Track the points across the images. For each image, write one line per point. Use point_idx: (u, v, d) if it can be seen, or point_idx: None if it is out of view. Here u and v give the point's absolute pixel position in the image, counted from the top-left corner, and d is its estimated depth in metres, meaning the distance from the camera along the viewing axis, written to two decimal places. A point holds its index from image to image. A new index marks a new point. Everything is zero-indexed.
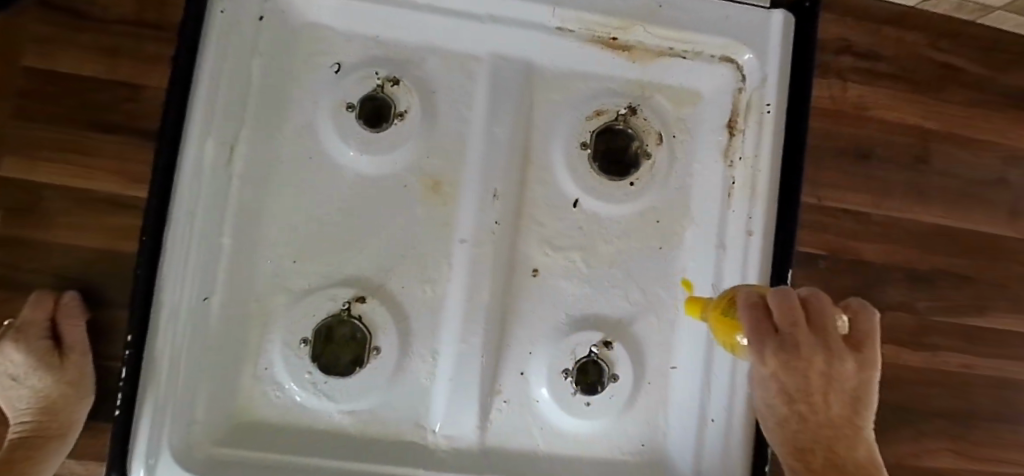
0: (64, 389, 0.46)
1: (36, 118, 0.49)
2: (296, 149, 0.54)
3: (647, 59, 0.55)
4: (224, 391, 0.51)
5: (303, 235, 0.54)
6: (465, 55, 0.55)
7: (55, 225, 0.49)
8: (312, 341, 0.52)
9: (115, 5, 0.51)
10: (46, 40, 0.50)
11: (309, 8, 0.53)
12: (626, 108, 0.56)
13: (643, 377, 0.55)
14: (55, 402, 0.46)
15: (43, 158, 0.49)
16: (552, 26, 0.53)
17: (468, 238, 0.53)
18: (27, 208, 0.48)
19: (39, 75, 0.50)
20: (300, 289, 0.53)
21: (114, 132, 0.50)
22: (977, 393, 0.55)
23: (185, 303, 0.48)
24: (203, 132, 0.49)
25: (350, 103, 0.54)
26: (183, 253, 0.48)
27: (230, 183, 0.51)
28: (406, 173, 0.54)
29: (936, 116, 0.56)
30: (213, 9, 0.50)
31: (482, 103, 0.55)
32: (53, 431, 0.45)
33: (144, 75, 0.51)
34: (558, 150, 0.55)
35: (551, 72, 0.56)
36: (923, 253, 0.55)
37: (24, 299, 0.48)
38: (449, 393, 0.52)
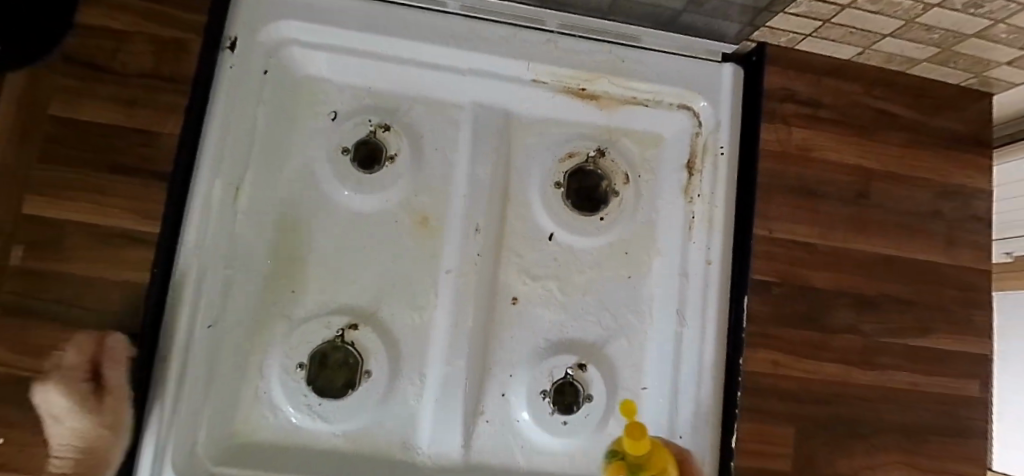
0: (101, 431, 0.46)
1: (57, 161, 0.54)
2: (295, 188, 0.60)
3: (613, 107, 0.62)
4: (226, 413, 0.56)
5: (301, 268, 0.58)
6: (450, 103, 0.62)
7: (74, 260, 0.53)
8: (307, 366, 0.57)
9: (134, 59, 0.56)
10: (69, 91, 0.55)
11: (310, 63, 0.60)
12: (595, 151, 0.63)
13: (616, 398, 0.60)
14: (92, 442, 0.45)
15: (64, 197, 0.54)
16: (528, 78, 0.59)
17: (453, 268, 0.58)
18: (47, 243, 0.53)
19: (62, 123, 0.55)
20: (297, 317, 0.58)
21: (126, 173, 0.54)
22: (927, 410, 0.59)
23: (192, 331, 0.52)
24: (212, 173, 0.53)
25: (344, 147, 0.59)
26: (191, 284, 0.52)
27: (235, 220, 0.56)
28: (397, 210, 0.60)
29: (875, 156, 0.62)
30: (224, 63, 0.55)
31: (465, 146, 0.60)
32: (89, 467, 0.45)
33: (157, 123, 0.55)
34: (534, 189, 0.61)
35: (527, 119, 0.63)
36: (867, 280, 0.60)
37: (39, 327, 0.52)
38: (434, 414, 0.56)
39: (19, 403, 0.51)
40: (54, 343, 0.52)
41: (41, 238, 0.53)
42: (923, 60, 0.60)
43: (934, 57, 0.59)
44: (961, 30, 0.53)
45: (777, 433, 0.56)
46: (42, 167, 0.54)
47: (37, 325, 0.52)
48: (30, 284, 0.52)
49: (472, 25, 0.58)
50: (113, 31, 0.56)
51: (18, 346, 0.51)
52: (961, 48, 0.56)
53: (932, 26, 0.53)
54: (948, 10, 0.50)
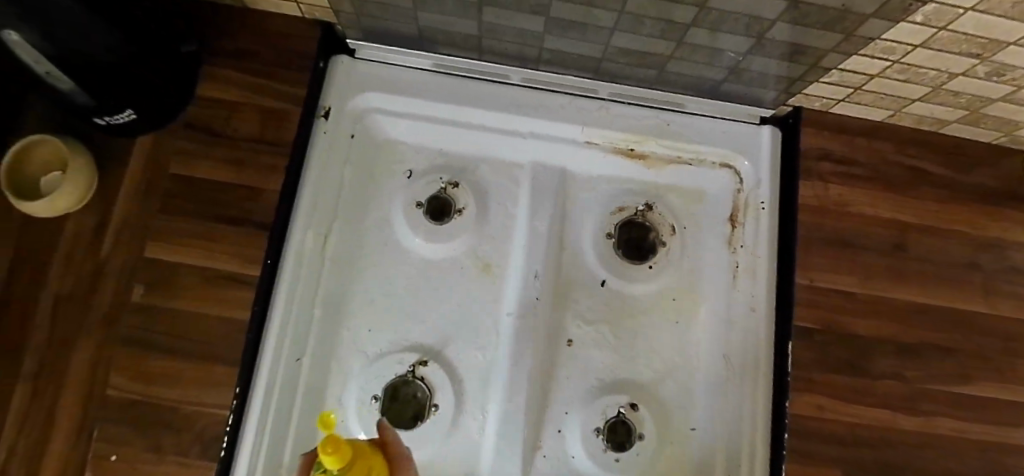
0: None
1: (172, 211, 0.62)
2: (374, 237, 0.67)
3: (660, 165, 0.68)
4: (307, 439, 0.61)
5: (377, 308, 0.65)
6: (511, 162, 0.69)
7: (184, 299, 0.60)
8: (381, 398, 0.62)
9: (242, 125, 0.64)
10: (188, 152, 0.63)
11: (390, 128, 0.68)
12: (643, 206, 0.68)
13: (665, 437, 0.63)
14: None
15: (178, 243, 0.61)
16: (581, 141, 0.67)
17: (514, 311, 0.64)
18: (163, 283, 0.60)
19: (179, 179, 0.63)
20: (372, 353, 0.64)
21: (234, 224, 0.61)
22: (976, 458, 0.60)
23: (282, 362, 0.59)
24: (305, 225, 0.62)
25: (418, 201, 0.67)
26: (283, 321, 0.60)
27: (322, 265, 0.63)
28: (463, 257, 0.66)
29: (910, 210, 0.65)
30: (319, 130, 0.64)
31: (525, 202, 0.67)
32: None
33: (263, 180, 0.63)
34: (587, 239, 0.67)
35: (580, 175, 0.69)
36: (908, 328, 0.63)
37: (152, 358, 0.59)
38: (496, 447, 0.60)
39: (132, 425, 0.57)
40: (164, 373, 0.58)
41: (158, 278, 0.60)
42: (953, 122, 0.64)
43: (964, 118, 0.63)
44: (986, 95, 0.57)
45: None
46: (161, 217, 0.62)
47: (150, 357, 0.59)
48: (147, 320, 0.60)
49: (534, 95, 0.67)
50: (226, 102, 0.65)
51: (135, 375, 0.59)
52: (988, 110, 0.60)
53: (958, 92, 0.58)
54: (972, 78, 0.55)
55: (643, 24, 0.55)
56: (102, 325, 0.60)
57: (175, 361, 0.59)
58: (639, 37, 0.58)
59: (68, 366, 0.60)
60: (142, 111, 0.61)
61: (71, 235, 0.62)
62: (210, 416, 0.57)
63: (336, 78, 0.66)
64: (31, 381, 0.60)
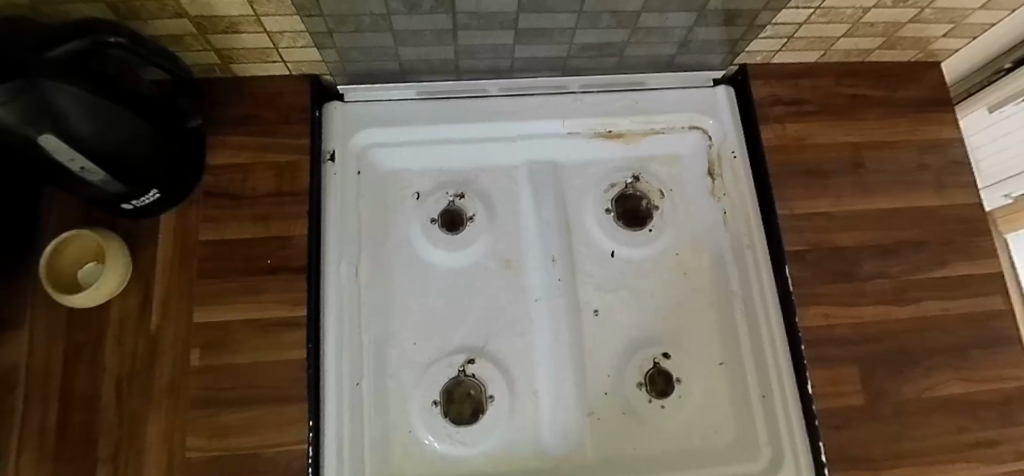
0: None
1: (212, 274, 0.66)
2: (400, 257, 0.73)
3: (638, 139, 0.75)
4: (382, 455, 0.65)
5: (419, 322, 0.70)
6: (507, 167, 0.75)
7: (240, 350, 0.64)
8: (441, 401, 0.67)
9: (259, 183, 0.69)
10: (214, 218, 0.68)
11: (392, 159, 0.74)
12: (631, 178, 0.76)
13: (699, 376, 0.70)
14: None
15: (224, 301, 0.65)
16: (565, 132, 0.74)
17: (541, 295, 0.70)
18: (218, 342, 0.64)
19: (212, 243, 0.67)
20: (423, 362, 0.69)
21: (273, 272, 0.66)
22: (964, 328, 0.69)
23: (346, 389, 0.64)
24: (338, 260, 0.67)
25: (433, 218, 0.73)
26: (337, 351, 0.64)
27: (361, 292, 0.68)
28: (485, 258, 0.72)
29: (859, 132, 0.75)
30: (329, 172, 0.70)
31: (528, 198, 0.74)
32: None
33: (289, 227, 0.67)
34: (591, 218, 0.74)
35: (570, 164, 0.76)
36: (881, 232, 0.71)
37: (222, 412, 0.62)
38: (555, 419, 0.66)
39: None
40: (236, 422, 0.61)
41: (212, 338, 0.64)
42: (875, 50, 0.74)
43: (883, 45, 0.73)
44: (897, 20, 0.67)
45: (844, 373, 0.66)
46: (203, 281, 0.66)
47: (219, 411, 0.62)
48: (209, 379, 0.63)
49: (514, 101, 0.74)
50: (239, 165, 0.70)
51: (208, 431, 0.61)
52: (901, 33, 0.70)
53: (873, 23, 0.67)
54: (883, 9, 0.64)
55: (600, 19, 0.63)
56: (168, 393, 0.63)
57: (243, 409, 0.62)
58: (599, 31, 0.65)
59: (143, 440, 0.62)
60: (164, 187, 0.65)
61: (119, 316, 0.65)
62: (290, 452, 0.60)
63: (333, 123, 0.72)
64: (111, 464, 0.61)
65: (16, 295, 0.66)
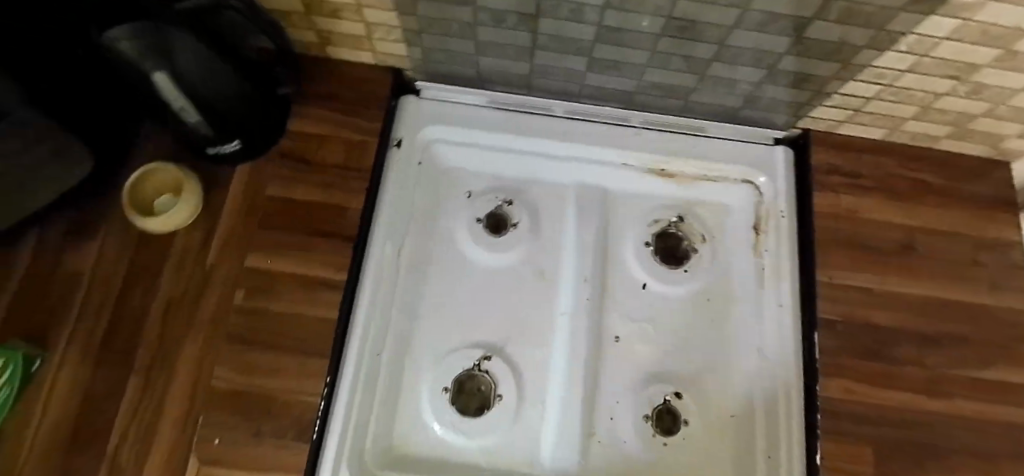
0: None
1: (270, 227, 0.72)
2: (442, 248, 0.76)
3: (688, 182, 0.77)
4: (386, 427, 0.68)
5: (446, 311, 0.73)
6: (558, 185, 0.78)
7: (281, 300, 0.69)
8: (451, 390, 0.69)
9: (329, 154, 0.75)
10: (283, 177, 0.74)
11: (453, 156, 0.79)
12: (676, 218, 0.77)
13: (707, 422, 0.69)
14: None
15: (276, 253, 0.71)
16: (619, 162, 0.77)
17: (566, 310, 0.72)
18: (263, 288, 0.69)
19: (277, 199, 0.73)
20: (442, 350, 0.71)
21: (326, 236, 0.71)
22: (996, 436, 0.66)
23: (366, 356, 0.67)
24: (384, 237, 0.72)
25: (478, 218, 0.77)
26: (365, 320, 0.68)
27: (399, 272, 0.72)
28: (520, 265, 0.75)
29: (914, 216, 0.74)
30: (394, 156, 0.76)
31: (572, 217, 0.76)
32: None
33: (349, 198, 0.73)
34: (628, 248, 0.76)
35: (619, 193, 0.78)
36: (922, 318, 0.70)
37: (251, 353, 0.67)
38: (556, 430, 0.67)
39: (229, 416, 0.64)
40: (261, 363, 0.66)
41: (258, 284, 0.69)
42: (944, 138, 0.74)
43: (952, 135, 0.73)
44: (970, 111, 0.67)
45: (858, 453, 0.64)
46: (262, 232, 0.72)
47: (249, 351, 0.67)
48: (247, 320, 0.68)
49: (577, 124, 0.77)
50: (315, 134, 0.76)
51: (236, 367, 0.66)
52: (973, 126, 0.70)
53: (944, 110, 0.67)
54: (955, 97, 0.65)
55: (671, 61, 0.67)
56: (209, 325, 0.68)
57: (270, 353, 0.66)
58: (668, 72, 0.69)
59: (176, 361, 0.67)
60: (246, 140, 0.72)
61: (182, 247, 0.72)
62: (306, 403, 0.64)
63: (406, 113, 0.78)
64: (143, 377, 0.66)
65: (103, 211, 0.74)
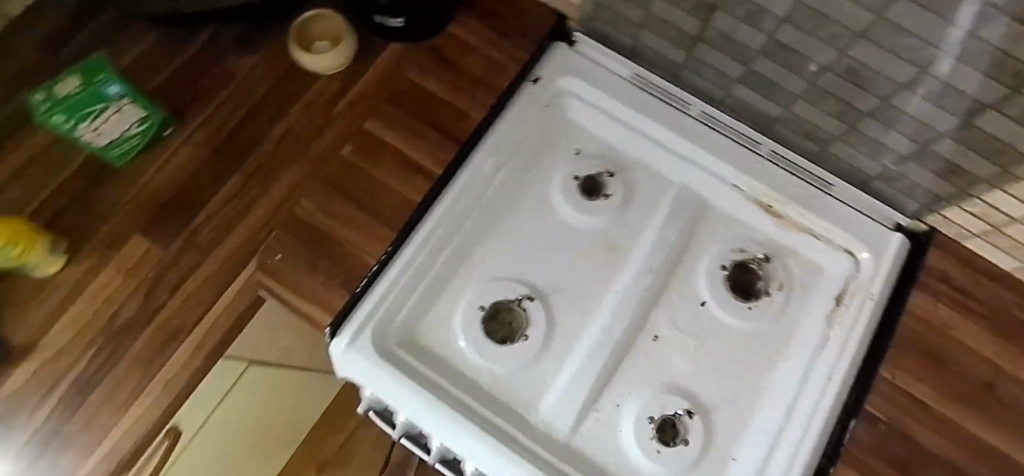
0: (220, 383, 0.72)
1: (396, 102, 0.77)
2: (533, 188, 0.77)
3: (790, 228, 0.75)
4: (417, 316, 0.70)
5: (512, 243, 0.75)
6: (664, 178, 0.78)
7: (380, 166, 0.74)
8: (486, 311, 0.71)
9: (473, 64, 0.79)
10: (425, 66, 0.79)
11: (578, 111, 0.80)
12: (762, 256, 0.75)
13: (708, 453, 0.67)
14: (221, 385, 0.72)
15: (393, 127, 0.76)
16: (730, 182, 0.76)
17: (621, 290, 0.73)
18: (369, 151, 0.74)
19: (412, 82, 0.78)
20: (493, 274, 0.73)
21: (440, 131, 0.76)
22: None
23: (427, 246, 0.70)
24: (488, 153, 0.74)
25: (576, 176, 0.77)
26: (440, 214, 0.71)
27: (487, 189, 0.74)
28: (596, 233, 0.75)
29: (1009, 360, 0.69)
30: (526, 86, 0.77)
31: (664, 211, 0.76)
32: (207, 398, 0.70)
33: (475, 108, 0.77)
34: (703, 263, 0.75)
35: (718, 210, 0.77)
36: (970, 458, 0.65)
37: (337, 199, 0.72)
38: (562, 389, 0.69)
39: (299, 242, 0.70)
40: (341, 211, 0.71)
41: (366, 145, 0.75)
42: None
43: None
44: None
45: None
46: (388, 103, 0.77)
47: (336, 197, 0.72)
48: (344, 170, 0.73)
49: (706, 129, 0.77)
50: (467, 42, 0.80)
51: (320, 205, 0.72)
52: None
53: None
54: None
55: (825, 100, 0.66)
56: (313, 162, 0.74)
57: (351, 206, 0.72)
58: (818, 113, 0.69)
59: (276, 178, 0.74)
60: (410, 20, 0.76)
61: (317, 89, 0.79)
62: (365, 260, 0.70)
63: (556, 55, 0.79)
64: (244, 178, 0.74)
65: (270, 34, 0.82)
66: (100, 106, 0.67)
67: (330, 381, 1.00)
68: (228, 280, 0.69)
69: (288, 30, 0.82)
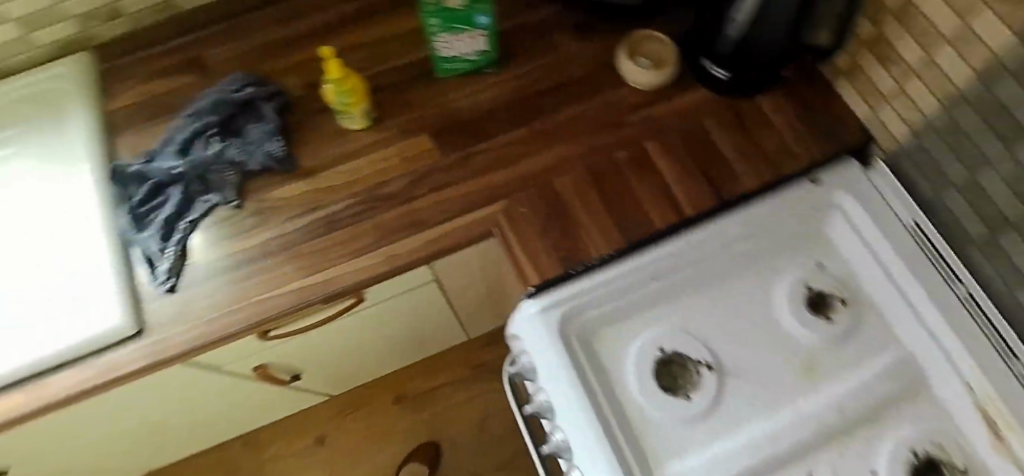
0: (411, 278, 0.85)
1: (682, 136, 0.80)
2: (761, 273, 0.77)
3: (1005, 462, 0.65)
4: (604, 322, 0.73)
5: (718, 310, 0.75)
6: (895, 335, 0.74)
7: (640, 181, 0.77)
8: (664, 354, 0.72)
9: (766, 137, 0.80)
10: (723, 118, 0.81)
11: (839, 231, 0.78)
12: (959, 468, 0.67)
13: None
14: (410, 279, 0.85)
15: (668, 154, 0.79)
16: (964, 379, 0.69)
17: (800, 413, 0.69)
18: (639, 164, 0.78)
19: (703, 126, 0.80)
20: (687, 327, 0.74)
21: (708, 179, 0.77)
22: None
23: (647, 268, 0.73)
24: (741, 220, 0.75)
25: (809, 285, 0.76)
26: (673, 248, 0.73)
27: (722, 252, 0.75)
28: (803, 347, 0.73)
29: None
30: (807, 181, 0.77)
31: (878, 366, 0.72)
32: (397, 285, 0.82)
33: (748, 175, 0.78)
34: (895, 439, 0.68)
35: (935, 397, 0.71)
36: None
37: (592, 189, 0.77)
38: (698, 466, 0.67)
39: (545, 208, 0.76)
40: (590, 201, 0.76)
41: (639, 159, 0.79)
42: None
43: None
44: None
45: None
46: (674, 133, 0.80)
47: (592, 187, 0.77)
48: (610, 169, 0.78)
49: (965, 314, 0.71)
50: (770, 117, 0.81)
51: (576, 187, 0.77)
52: None
53: None
54: None
55: None
56: (586, 147, 0.79)
57: (601, 202, 0.76)
58: None
59: (549, 144, 0.80)
60: (731, 75, 0.77)
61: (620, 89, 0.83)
62: (590, 251, 0.74)
63: (845, 170, 0.79)
64: (526, 133, 0.81)
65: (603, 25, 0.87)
66: (466, 28, 0.75)
67: (459, 316, 1.10)
68: (476, 206, 0.77)
69: (622, 25, 0.87)
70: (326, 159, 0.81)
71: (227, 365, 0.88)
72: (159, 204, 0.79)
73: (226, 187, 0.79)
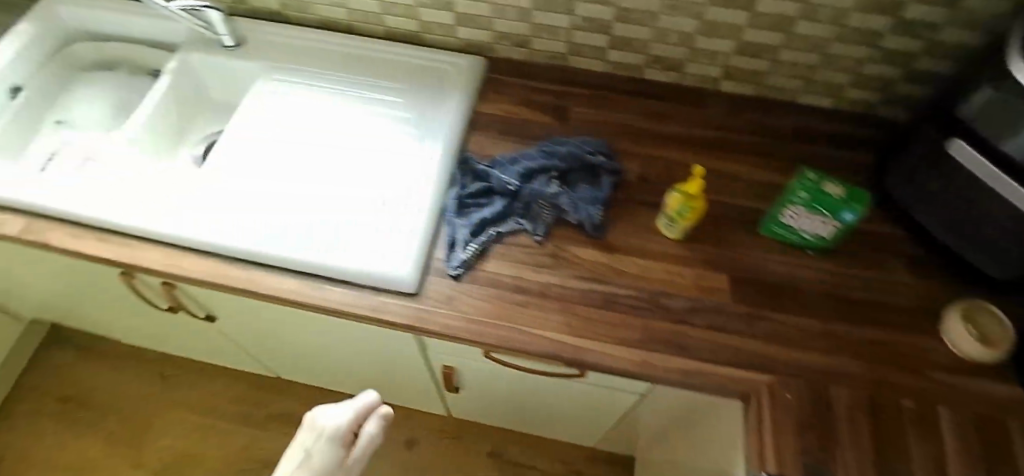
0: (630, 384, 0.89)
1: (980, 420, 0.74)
2: None
3: None
4: None
5: None
6: None
7: (917, 437, 0.73)
8: None
9: None
10: None
11: None
12: None
13: None
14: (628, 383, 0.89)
15: (958, 428, 0.74)
16: None
17: None
18: (922, 420, 0.74)
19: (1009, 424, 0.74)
20: None
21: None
22: None
23: None
24: None
25: None
26: None
27: None
28: None
29: None
30: None
31: None
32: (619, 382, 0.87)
33: None
34: None
35: None
36: None
37: (863, 415, 0.74)
38: None
39: (806, 404, 0.75)
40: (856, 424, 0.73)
41: (923, 415, 0.74)
42: None
43: None
44: None
45: None
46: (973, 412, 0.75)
47: (864, 414, 0.74)
48: (889, 408, 0.75)
49: None
50: None
51: (847, 404, 0.75)
52: None
53: None
54: None
55: None
56: (872, 374, 0.78)
57: (867, 432, 0.73)
58: None
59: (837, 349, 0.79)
60: None
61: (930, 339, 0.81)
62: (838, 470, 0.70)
63: None
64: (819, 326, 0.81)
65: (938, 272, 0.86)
66: (825, 212, 0.78)
67: (617, 423, 1.11)
68: (742, 362, 0.78)
69: (960, 283, 0.85)
70: (637, 255, 0.85)
71: (435, 352, 0.96)
72: (482, 204, 0.88)
73: (540, 224, 0.86)
